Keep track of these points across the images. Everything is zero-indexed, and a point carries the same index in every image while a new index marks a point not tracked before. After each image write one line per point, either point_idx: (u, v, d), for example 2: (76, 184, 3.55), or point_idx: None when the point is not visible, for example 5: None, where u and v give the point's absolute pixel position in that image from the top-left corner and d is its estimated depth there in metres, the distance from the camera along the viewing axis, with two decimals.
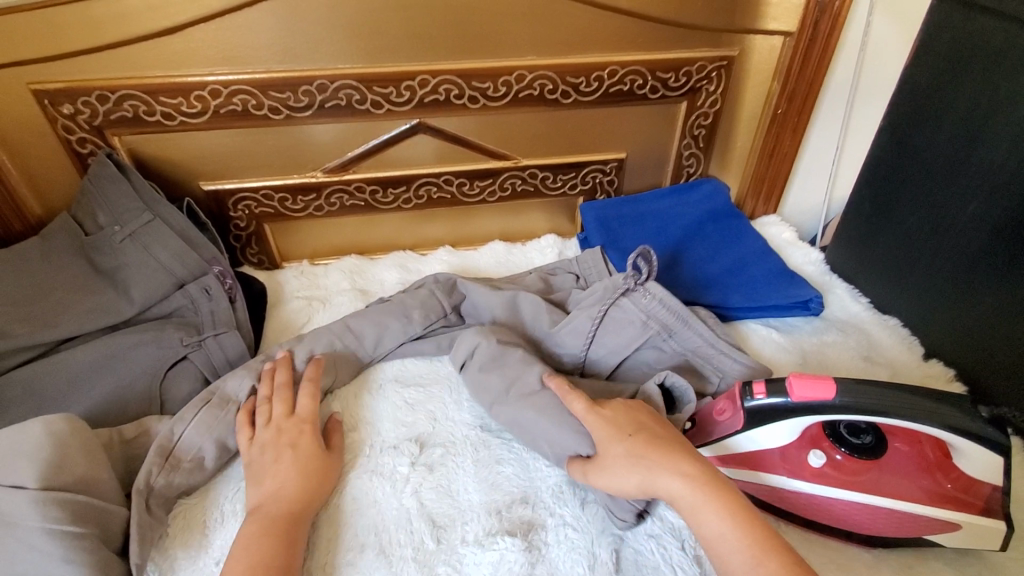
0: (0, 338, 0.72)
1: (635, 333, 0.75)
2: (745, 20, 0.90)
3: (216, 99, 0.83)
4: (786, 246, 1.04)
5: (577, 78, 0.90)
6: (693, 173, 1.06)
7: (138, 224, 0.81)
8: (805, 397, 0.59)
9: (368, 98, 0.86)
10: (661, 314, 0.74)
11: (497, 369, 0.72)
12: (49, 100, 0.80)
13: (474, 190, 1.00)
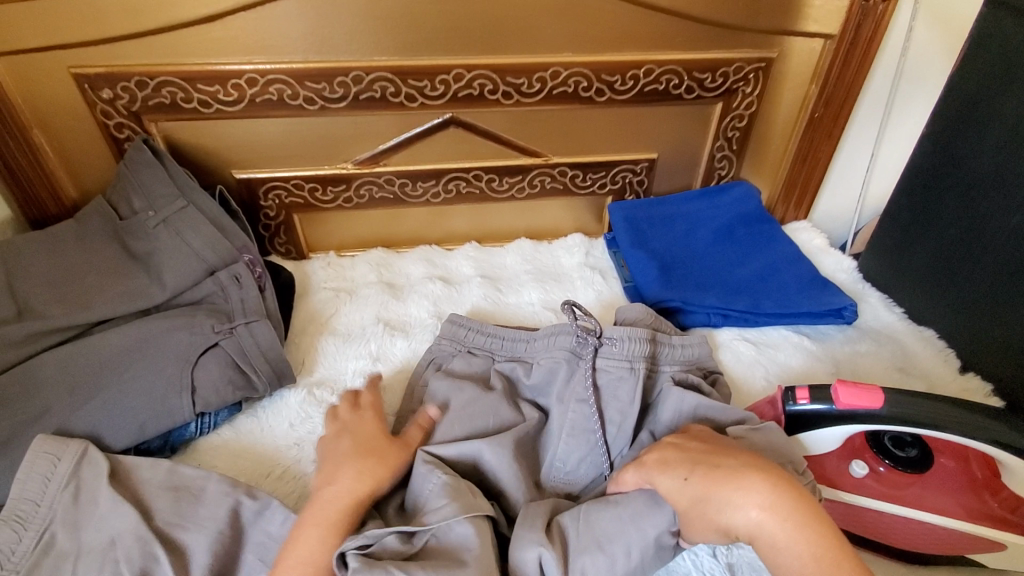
0: (37, 319, 0.73)
1: (631, 387, 0.68)
2: (786, 21, 0.88)
3: (252, 87, 0.83)
4: (818, 253, 1.02)
5: (613, 76, 0.89)
6: (724, 176, 1.04)
7: (172, 211, 0.82)
8: (851, 404, 0.59)
9: (403, 91, 0.86)
10: (636, 351, 0.69)
11: (591, 549, 0.54)
12: (89, 85, 0.81)
13: (503, 186, 0.99)
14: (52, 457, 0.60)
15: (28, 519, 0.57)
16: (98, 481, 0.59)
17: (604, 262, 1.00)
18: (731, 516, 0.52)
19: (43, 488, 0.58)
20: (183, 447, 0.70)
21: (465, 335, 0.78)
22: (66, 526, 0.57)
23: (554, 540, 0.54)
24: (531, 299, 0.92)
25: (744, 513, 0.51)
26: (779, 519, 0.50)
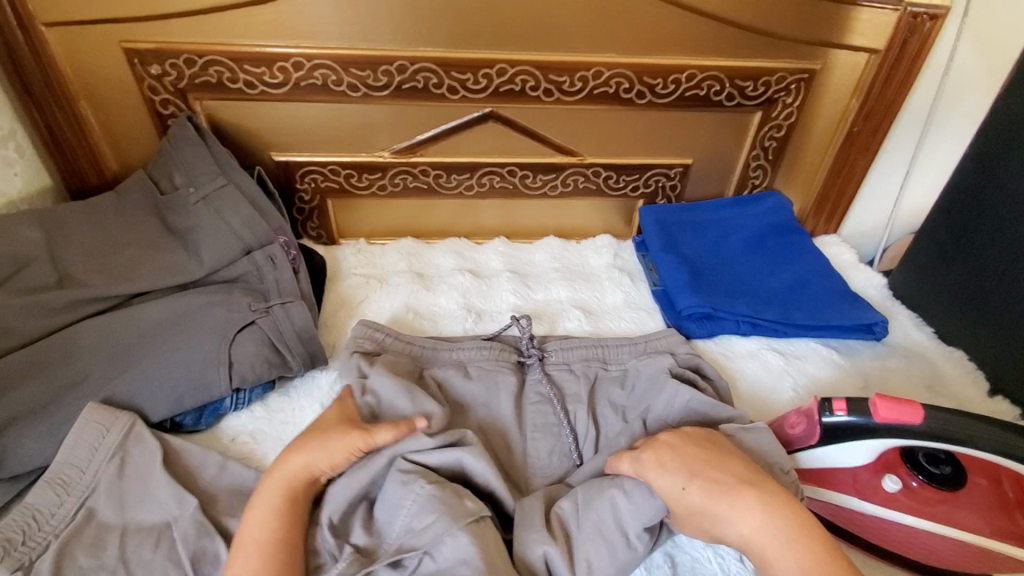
0: (79, 287, 0.74)
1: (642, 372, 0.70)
2: (832, 34, 0.88)
3: (298, 71, 0.84)
4: (847, 267, 1.02)
5: (655, 79, 0.89)
6: (757, 185, 1.04)
7: (213, 188, 0.83)
8: (890, 418, 0.59)
9: (445, 82, 0.87)
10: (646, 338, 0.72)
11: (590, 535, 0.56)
12: (139, 60, 0.82)
13: (537, 183, 0.99)
14: (101, 427, 0.63)
15: (72, 483, 0.61)
16: (145, 457, 0.62)
17: (632, 265, 1.00)
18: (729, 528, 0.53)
19: (90, 455, 0.62)
20: (217, 423, 0.71)
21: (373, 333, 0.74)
22: (110, 497, 0.60)
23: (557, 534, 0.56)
24: (559, 296, 0.92)
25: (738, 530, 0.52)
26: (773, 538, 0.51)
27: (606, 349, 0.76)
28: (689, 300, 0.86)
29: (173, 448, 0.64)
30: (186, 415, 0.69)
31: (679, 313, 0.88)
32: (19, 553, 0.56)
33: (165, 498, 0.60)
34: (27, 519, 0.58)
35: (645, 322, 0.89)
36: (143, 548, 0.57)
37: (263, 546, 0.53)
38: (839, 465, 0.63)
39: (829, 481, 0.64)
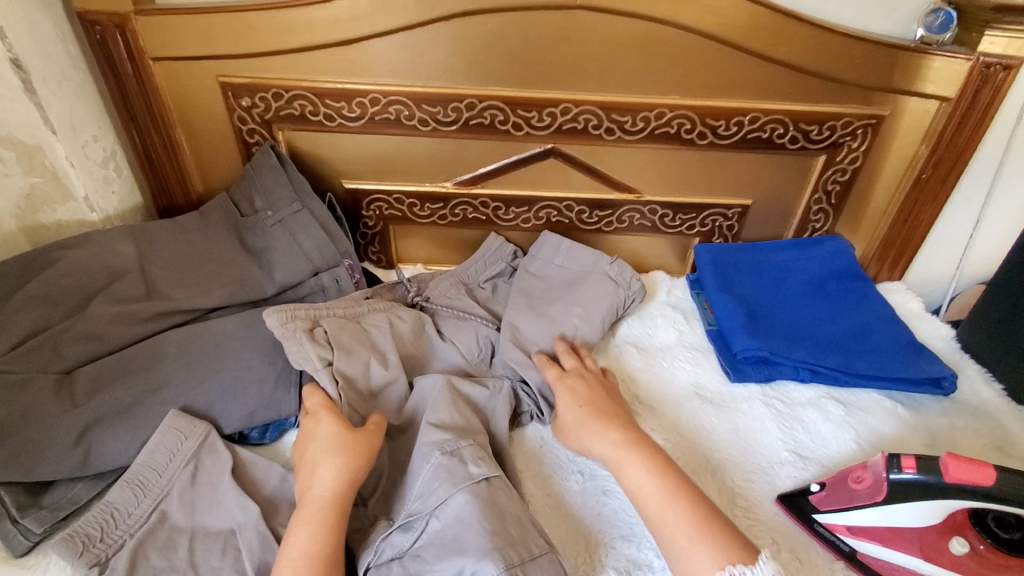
0: (164, 300, 0.80)
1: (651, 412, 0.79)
2: (902, 81, 0.87)
3: (374, 106, 0.89)
4: (912, 317, 0.99)
5: (717, 121, 0.90)
6: (817, 229, 1.03)
7: (288, 212, 0.88)
8: (961, 478, 0.56)
9: (511, 119, 0.90)
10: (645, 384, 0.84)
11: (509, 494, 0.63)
12: (233, 92, 0.89)
13: (593, 219, 1.02)
14: (180, 434, 0.67)
15: (149, 486, 0.64)
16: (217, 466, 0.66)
17: (686, 303, 1.00)
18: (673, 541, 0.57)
19: (167, 460, 0.66)
20: (281, 437, 0.74)
21: (308, 311, 0.75)
22: (182, 501, 0.63)
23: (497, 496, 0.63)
24: (611, 330, 0.93)
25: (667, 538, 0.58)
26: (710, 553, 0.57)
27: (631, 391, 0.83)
28: (745, 343, 0.85)
29: (242, 461, 0.68)
30: (254, 428, 0.73)
31: (735, 356, 0.87)
32: (97, 549, 0.59)
33: (230, 506, 0.63)
34: (105, 517, 0.61)
35: (698, 362, 0.88)
36: (210, 552, 0.59)
37: (315, 558, 0.54)
38: (903, 523, 0.61)
39: (891, 538, 0.62)
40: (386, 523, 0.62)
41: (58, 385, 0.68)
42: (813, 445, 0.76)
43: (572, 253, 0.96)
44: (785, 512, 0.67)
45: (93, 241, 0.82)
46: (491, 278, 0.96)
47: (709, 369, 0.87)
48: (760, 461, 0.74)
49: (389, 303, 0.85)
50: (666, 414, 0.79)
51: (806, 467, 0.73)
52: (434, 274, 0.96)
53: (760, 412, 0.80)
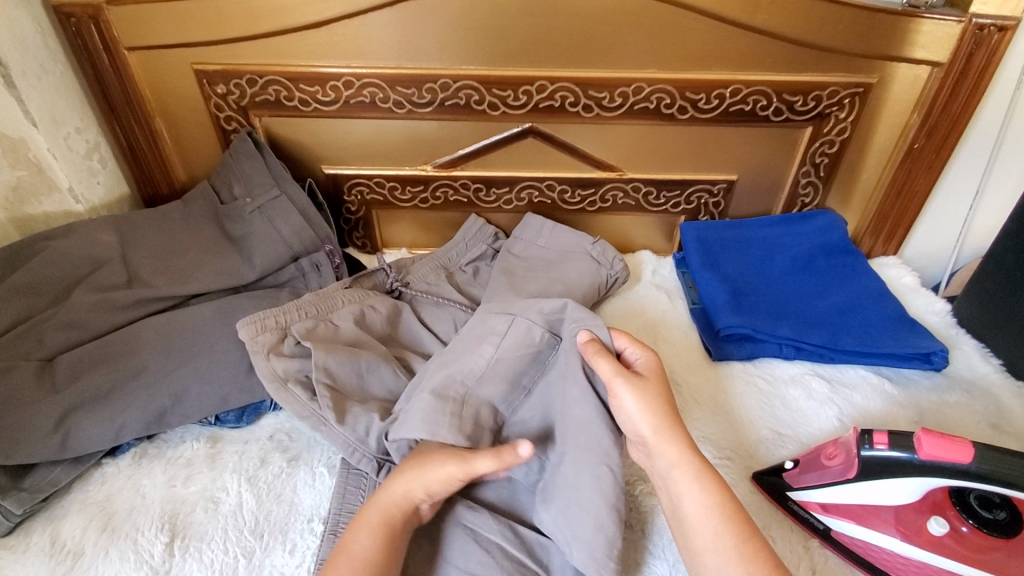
0: (144, 287, 0.81)
1: None
2: (891, 45, 0.83)
3: (348, 90, 0.89)
4: (906, 292, 0.96)
5: (698, 94, 0.87)
6: (807, 204, 1.00)
7: (267, 198, 0.89)
8: (936, 456, 0.53)
9: (486, 99, 0.89)
10: None
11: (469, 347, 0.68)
12: (207, 80, 0.89)
13: (575, 199, 1.00)
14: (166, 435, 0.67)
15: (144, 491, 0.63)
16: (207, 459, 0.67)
17: (671, 282, 0.98)
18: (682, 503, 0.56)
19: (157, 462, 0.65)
20: (258, 421, 0.74)
21: (277, 319, 0.74)
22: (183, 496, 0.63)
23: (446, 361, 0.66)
24: (593, 310, 0.92)
25: (691, 505, 0.56)
26: (710, 523, 0.54)
27: None
28: (728, 320, 0.83)
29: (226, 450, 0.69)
30: (229, 412, 0.73)
31: (718, 333, 0.85)
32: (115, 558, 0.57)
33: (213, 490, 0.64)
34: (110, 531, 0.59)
35: (680, 340, 0.87)
36: (186, 534, 0.60)
37: None
38: (879, 500, 0.59)
39: (867, 517, 0.60)
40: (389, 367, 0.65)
41: (40, 372, 0.70)
42: (794, 423, 0.75)
43: (557, 234, 0.94)
44: (760, 491, 0.66)
45: (76, 232, 0.83)
46: (473, 261, 0.96)
47: (691, 348, 0.86)
48: (738, 439, 0.72)
49: (362, 292, 0.83)
50: None
51: (785, 443, 0.72)
52: (413, 259, 0.96)
53: (741, 390, 0.79)
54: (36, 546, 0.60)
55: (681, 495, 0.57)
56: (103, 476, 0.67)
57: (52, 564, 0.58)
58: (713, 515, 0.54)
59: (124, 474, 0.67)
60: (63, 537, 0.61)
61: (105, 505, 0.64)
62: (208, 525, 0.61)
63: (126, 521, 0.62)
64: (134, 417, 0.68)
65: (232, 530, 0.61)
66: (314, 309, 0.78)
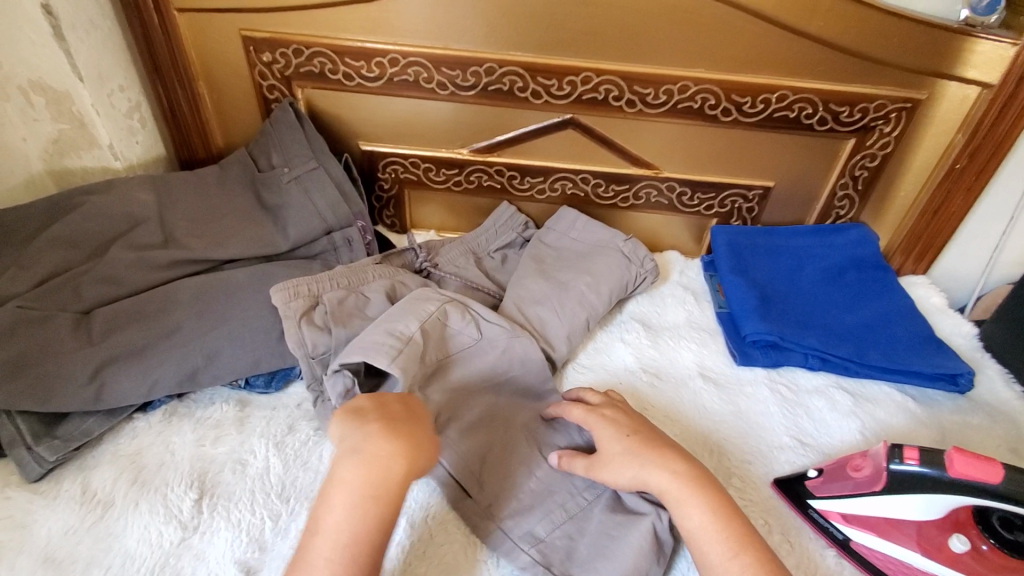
0: (180, 249, 0.82)
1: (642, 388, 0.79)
2: (943, 62, 0.82)
3: (393, 67, 0.89)
4: (933, 312, 0.96)
5: (744, 97, 0.87)
6: (841, 216, 1.00)
7: (304, 170, 0.89)
8: (967, 474, 0.54)
9: (530, 87, 0.89)
10: (648, 356, 0.84)
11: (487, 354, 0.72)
12: (254, 47, 0.89)
13: (609, 193, 1.00)
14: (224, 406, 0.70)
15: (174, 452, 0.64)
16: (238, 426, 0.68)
17: (698, 284, 0.98)
18: (685, 518, 0.56)
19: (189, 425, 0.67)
20: (286, 388, 0.75)
21: (310, 287, 0.75)
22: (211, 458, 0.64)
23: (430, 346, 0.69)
24: (618, 307, 0.92)
25: (693, 519, 0.56)
26: (718, 540, 0.55)
27: (630, 362, 0.83)
28: (755, 326, 0.83)
29: (255, 416, 0.70)
30: (259, 377, 0.74)
31: (744, 339, 0.85)
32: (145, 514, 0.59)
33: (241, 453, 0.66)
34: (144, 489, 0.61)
35: (706, 342, 0.87)
36: (214, 494, 0.62)
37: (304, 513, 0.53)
38: (902, 513, 0.59)
39: (888, 530, 0.60)
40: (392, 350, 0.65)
41: (77, 323, 0.70)
42: (815, 432, 0.75)
43: (589, 228, 0.94)
44: (780, 496, 0.66)
45: (115, 188, 0.84)
46: (501, 248, 0.96)
47: (716, 350, 0.86)
48: (761, 444, 0.73)
49: (392, 269, 0.84)
50: (665, 389, 0.79)
51: (809, 453, 0.72)
52: (443, 241, 0.96)
53: (765, 396, 0.79)
54: (67, 494, 0.61)
55: (687, 514, 0.56)
56: (134, 431, 0.68)
57: (82, 512, 0.60)
58: (719, 525, 0.55)
59: (154, 430, 0.68)
60: (94, 486, 0.62)
61: (136, 459, 0.65)
62: (236, 487, 0.62)
63: (156, 475, 0.63)
64: (167, 374, 0.69)
65: (260, 493, 0.62)
66: (345, 280, 0.78)
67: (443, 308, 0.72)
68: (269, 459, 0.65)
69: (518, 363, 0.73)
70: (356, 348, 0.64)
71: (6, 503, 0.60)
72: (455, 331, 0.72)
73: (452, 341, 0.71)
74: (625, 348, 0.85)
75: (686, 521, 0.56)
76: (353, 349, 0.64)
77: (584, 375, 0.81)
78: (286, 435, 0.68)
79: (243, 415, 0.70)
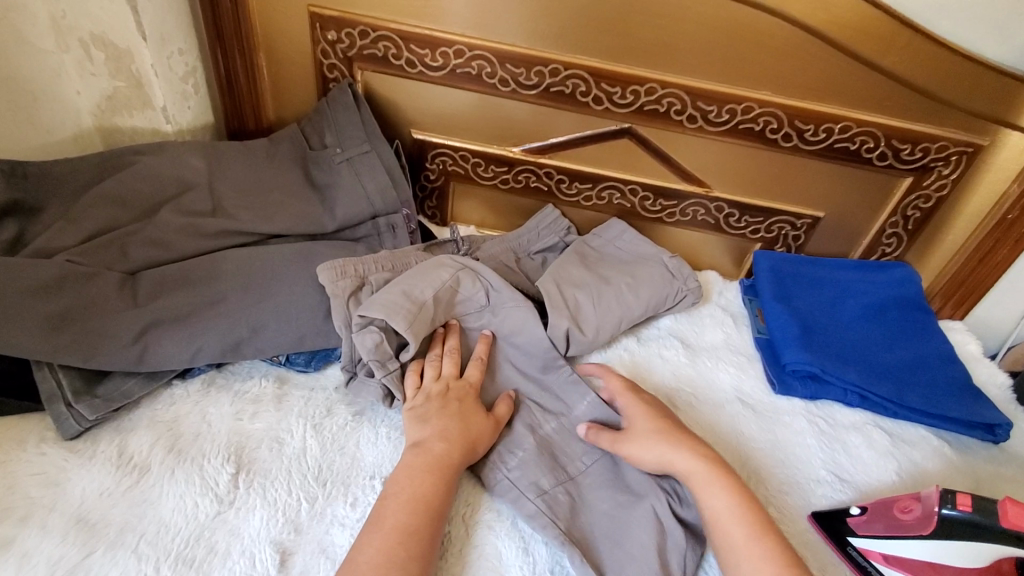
0: (228, 218, 0.81)
1: (678, 405, 0.78)
2: (1013, 110, 0.82)
3: (458, 58, 0.88)
4: (970, 359, 0.95)
5: (806, 125, 0.86)
6: (885, 254, 0.99)
7: (357, 152, 0.89)
8: (1020, 526, 0.55)
9: (593, 92, 0.88)
10: (686, 376, 0.83)
11: (499, 319, 0.76)
12: (320, 24, 0.89)
13: (655, 207, 0.99)
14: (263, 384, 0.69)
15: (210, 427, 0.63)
16: (273, 404, 0.67)
17: (736, 307, 0.97)
18: (708, 499, 0.59)
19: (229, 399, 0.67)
20: (323, 369, 0.74)
21: (356, 267, 0.74)
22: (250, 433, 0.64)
23: (437, 297, 0.73)
24: (656, 322, 0.91)
25: (712, 502, 0.58)
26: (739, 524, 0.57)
27: (667, 378, 0.82)
28: (796, 355, 0.82)
29: (292, 396, 0.69)
30: (300, 355, 0.73)
31: (783, 367, 0.84)
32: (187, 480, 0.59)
33: (279, 428, 0.65)
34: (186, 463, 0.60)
35: (742, 367, 0.86)
36: (250, 469, 0.61)
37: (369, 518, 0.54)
38: (944, 560, 0.58)
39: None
40: (405, 306, 0.69)
41: (123, 284, 0.70)
42: (851, 469, 0.74)
43: (633, 240, 0.94)
44: (817, 531, 0.65)
45: (168, 151, 0.84)
46: (542, 250, 0.95)
47: (753, 376, 0.85)
48: (797, 476, 0.72)
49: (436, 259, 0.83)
50: (702, 410, 0.78)
51: (846, 489, 0.71)
52: (485, 237, 0.95)
53: (801, 427, 0.79)
54: (103, 455, 0.60)
55: (709, 496, 0.59)
56: (172, 398, 0.67)
57: (117, 475, 0.59)
58: (739, 508, 0.58)
59: (193, 399, 0.67)
60: (130, 450, 0.61)
61: (173, 426, 0.64)
62: (272, 463, 0.62)
63: (192, 445, 0.62)
64: (210, 343, 0.68)
65: (296, 471, 0.61)
66: (391, 266, 0.77)
67: (456, 274, 0.75)
68: (305, 438, 0.64)
69: (519, 330, 0.75)
70: (377, 306, 0.67)
71: (42, 459, 0.59)
72: (464, 297, 0.76)
73: (459, 307, 0.75)
74: (662, 364, 0.84)
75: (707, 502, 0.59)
76: (373, 306, 0.67)
77: None
78: (324, 416, 0.67)
79: (279, 392, 0.69)
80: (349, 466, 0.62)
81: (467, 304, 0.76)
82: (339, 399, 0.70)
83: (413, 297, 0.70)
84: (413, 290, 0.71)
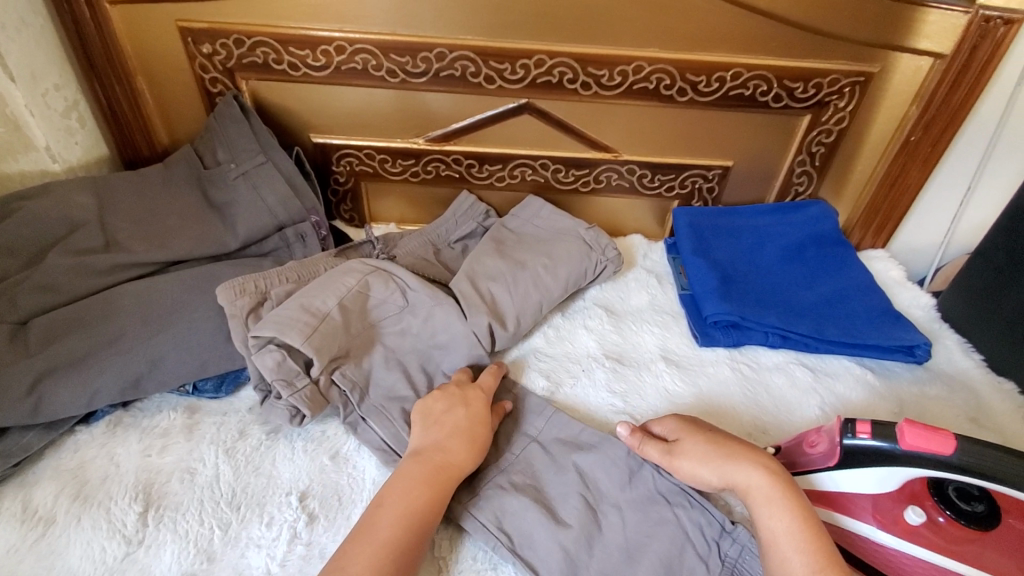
0: (122, 252, 0.79)
1: (603, 373, 0.78)
2: (896, 34, 0.82)
3: (340, 55, 0.86)
4: (893, 285, 0.97)
5: (698, 77, 0.86)
6: (801, 193, 1.00)
7: (251, 164, 0.86)
8: (917, 446, 0.54)
9: (482, 71, 0.86)
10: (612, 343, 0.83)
11: (417, 318, 0.75)
12: (193, 39, 0.86)
13: (569, 178, 0.99)
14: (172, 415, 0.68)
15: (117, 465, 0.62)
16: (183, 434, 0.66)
17: (662, 267, 0.98)
18: (769, 519, 0.54)
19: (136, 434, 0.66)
20: (237, 391, 0.73)
21: (257, 283, 0.72)
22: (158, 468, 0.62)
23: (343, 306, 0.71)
24: (581, 294, 0.91)
25: (777, 522, 0.53)
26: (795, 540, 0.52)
27: (592, 348, 0.82)
28: (716, 307, 0.83)
29: (202, 423, 0.68)
30: (208, 381, 0.71)
31: (705, 320, 0.85)
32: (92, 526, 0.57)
33: (190, 458, 0.64)
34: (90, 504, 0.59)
35: (668, 325, 0.87)
36: (161, 503, 0.60)
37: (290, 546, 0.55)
38: (852, 489, 0.60)
39: (843, 505, 0.60)
40: (306, 320, 0.67)
41: (12, 336, 0.67)
42: (776, 411, 0.75)
43: (550, 215, 0.93)
44: None
45: (54, 191, 0.80)
46: (462, 238, 0.94)
47: (677, 333, 0.86)
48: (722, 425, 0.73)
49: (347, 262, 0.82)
50: (628, 374, 0.78)
51: (769, 430, 0.73)
52: (401, 233, 0.94)
53: (725, 376, 0.79)
54: (7, 513, 0.59)
55: (768, 517, 0.54)
56: (76, 444, 0.65)
57: (22, 531, 0.57)
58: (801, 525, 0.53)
59: (98, 442, 0.65)
60: (35, 503, 0.59)
61: (78, 473, 0.62)
62: (182, 494, 0.61)
63: (99, 490, 0.61)
64: (108, 384, 0.66)
65: (207, 499, 0.60)
66: (297, 276, 0.76)
67: (363, 279, 0.74)
68: (217, 464, 0.64)
69: (436, 325, 0.74)
70: (269, 324, 0.65)
71: None
72: (377, 301, 0.74)
73: (374, 311, 0.74)
74: (587, 335, 0.84)
75: (767, 524, 0.54)
76: (266, 325, 0.66)
77: (542, 362, 0.80)
78: (238, 440, 0.66)
79: (189, 421, 0.68)
80: (263, 485, 0.62)
81: (381, 309, 0.74)
82: (254, 421, 0.69)
83: (314, 310, 0.68)
84: (314, 302, 0.69)
